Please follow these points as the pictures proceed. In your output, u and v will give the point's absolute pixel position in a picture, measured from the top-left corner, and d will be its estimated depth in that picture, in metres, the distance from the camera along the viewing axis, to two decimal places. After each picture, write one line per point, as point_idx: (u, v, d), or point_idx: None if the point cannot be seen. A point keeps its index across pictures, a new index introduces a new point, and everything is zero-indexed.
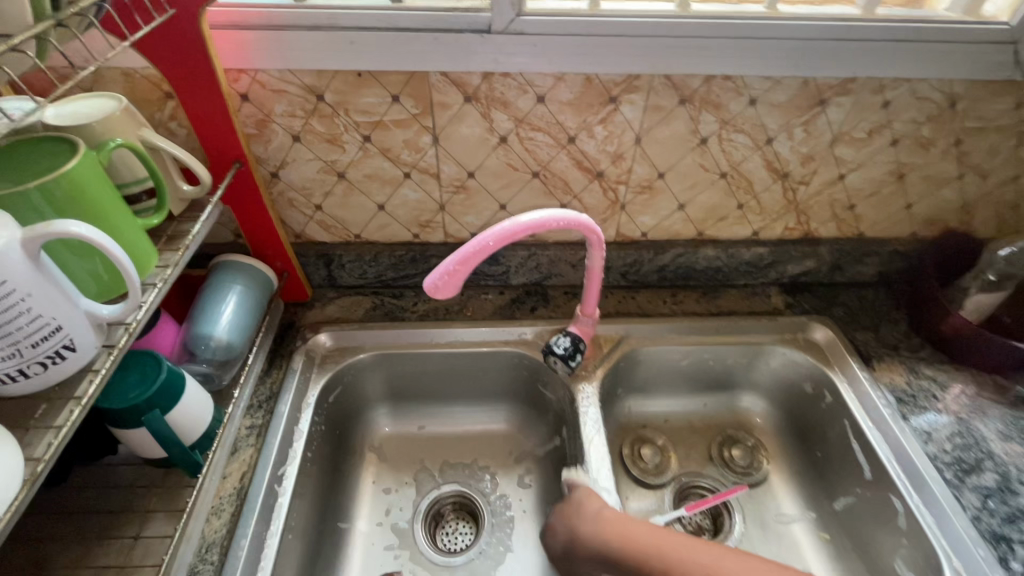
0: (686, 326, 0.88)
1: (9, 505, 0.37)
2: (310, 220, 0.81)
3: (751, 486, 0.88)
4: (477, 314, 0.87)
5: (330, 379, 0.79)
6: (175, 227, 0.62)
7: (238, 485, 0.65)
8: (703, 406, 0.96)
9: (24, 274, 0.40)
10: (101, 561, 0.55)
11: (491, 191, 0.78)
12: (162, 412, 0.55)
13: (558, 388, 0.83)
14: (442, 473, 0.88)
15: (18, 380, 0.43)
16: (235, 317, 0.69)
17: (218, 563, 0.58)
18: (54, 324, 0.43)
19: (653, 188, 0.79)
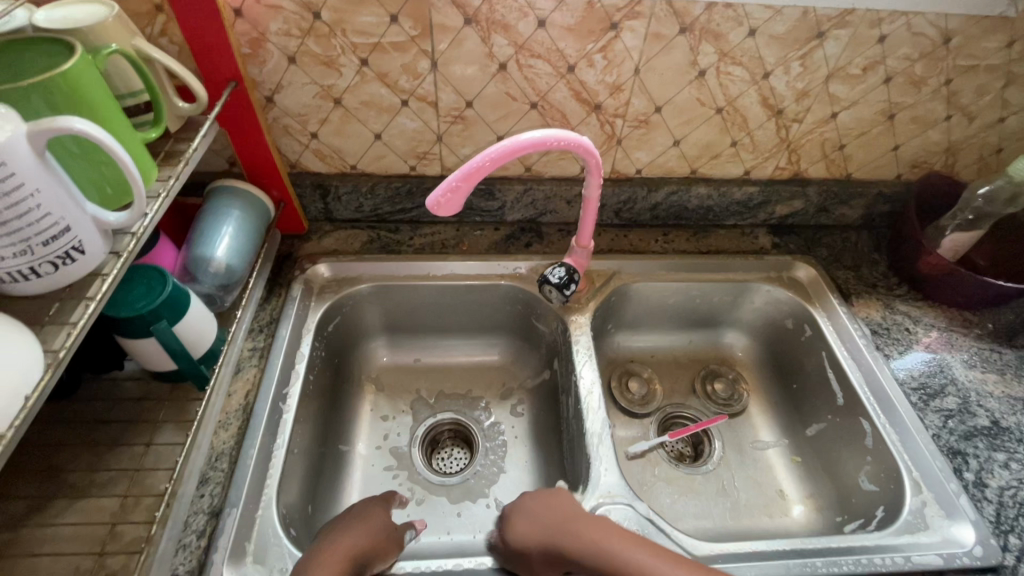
0: (675, 263, 0.91)
1: (35, 386, 0.39)
2: (306, 149, 0.80)
3: (731, 416, 0.93)
4: (473, 249, 0.88)
5: (329, 308, 0.81)
6: (171, 144, 0.61)
7: (244, 401, 0.67)
8: (688, 342, 1.00)
9: (31, 169, 0.40)
10: (116, 465, 0.58)
11: (489, 123, 0.78)
12: (168, 324, 0.55)
13: (550, 321, 0.86)
14: (437, 402, 0.91)
15: (31, 279, 0.44)
16: (235, 241, 0.70)
17: (228, 470, 0.61)
18: (62, 223, 0.43)
19: (650, 123, 0.80)
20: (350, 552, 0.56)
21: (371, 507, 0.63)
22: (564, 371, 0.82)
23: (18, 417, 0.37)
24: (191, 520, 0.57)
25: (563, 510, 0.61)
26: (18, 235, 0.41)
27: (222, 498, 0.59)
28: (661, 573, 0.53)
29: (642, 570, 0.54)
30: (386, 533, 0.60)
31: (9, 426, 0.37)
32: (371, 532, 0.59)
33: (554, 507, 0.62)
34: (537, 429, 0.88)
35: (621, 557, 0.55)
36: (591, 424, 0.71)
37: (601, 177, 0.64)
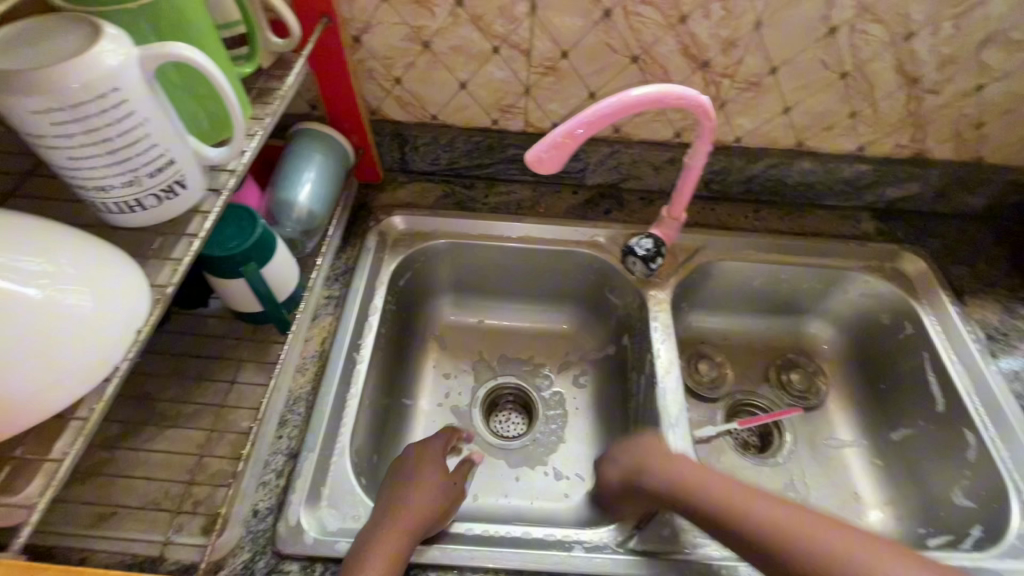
0: (765, 243, 0.84)
1: (146, 321, 0.42)
2: (388, 95, 0.77)
3: (807, 410, 0.88)
4: (549, 212, 0.84)
5: (402, 261, 0.80)
6: (263, 82, 0.60)
7: (320, 348, 0.67)
8: (766, 328, 0.94)
9: (143, 97, 0.39)
10: (201, 400, 0.59)
11: (583, 76, 0.73)
12: (257, 266, 0.55)
13: (625, 294, 0.82)
14: (500, 365, 0.90)
15: (136, 212, 0.43)
16: (317, 187, 0.68)
17: (305, 414, 0.62)
18: (168, 155, 0.42)
19: (761, 86, 0.72)
20: (407, 530, 0.53)
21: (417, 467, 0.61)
22: (637, 347, 0.79)
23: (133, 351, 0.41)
24: (271, 459, 0.58)
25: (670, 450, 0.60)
26: (128, 165, 0.40)
27: (299, 442, 0.60)
28: (757, 515, 0.52)
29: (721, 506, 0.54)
30: (439, 495, 0.58)
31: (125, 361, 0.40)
32: (423, 502, 0.56)
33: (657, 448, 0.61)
34: (600, 403, 0.85)
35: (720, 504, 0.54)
36: (667, 407, 0.68)
37: (711, 143, 0.58)
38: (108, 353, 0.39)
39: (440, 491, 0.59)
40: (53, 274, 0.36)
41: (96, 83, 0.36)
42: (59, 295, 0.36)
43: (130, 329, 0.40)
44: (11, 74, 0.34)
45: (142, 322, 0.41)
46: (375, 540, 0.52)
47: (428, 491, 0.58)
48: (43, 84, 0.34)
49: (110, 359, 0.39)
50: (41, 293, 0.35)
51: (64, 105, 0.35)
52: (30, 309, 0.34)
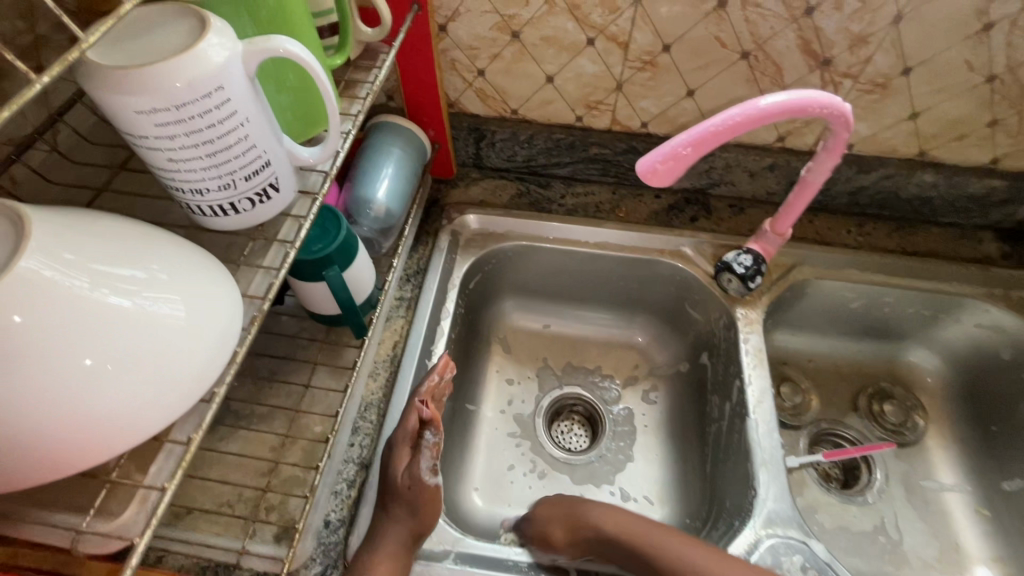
0: (871, 262, 0.76)
1: (237, 341, 0.39)
2: (468, 87, 0.73)
3: (901, 445, 0.80)
4: (630, 217, 0.79)
5: (475, 262, 0.76)
6: (349, 74, 0.57)
7: (392, 353, 0.65)
8: (858, 352, 0.86)
9: (244, 96, 0.36)
10: (273, 402, 0.58)
11: (683, 73, 0.66)
12: (339, 270, 0.53)
13: (709, 310, 0.76)
14: (564, 374, 0.85)
15: (229, 216, 0.41)
16: (395, 184, 0.66)
17: (377, 422, 0.60)
18: (264, 158, 0.39)
19: (888, 89, 0.64)
20: (395, 555, 0.50)
21: (393, 462, 0.53)
22: (719, 369, 0.73)
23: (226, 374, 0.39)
24: (342, 468, 0.56)
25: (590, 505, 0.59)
26: (225, 169, 0.37)
27: (371, 451, 0.58)
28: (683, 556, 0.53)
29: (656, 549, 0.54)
30: (422, 505, 0.52)
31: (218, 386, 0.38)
32: (408, 523, 0.51)
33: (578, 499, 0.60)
34: (671, 422, 0.80)
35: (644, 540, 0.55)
36: (759, 447, 0.62)
37: (837, 155, 0.52)
38: (201, 374, 0.37)
39: (414, 500, 0.52)
40: (144, 282, 0.34)
41: (201, 82, 0.33)
42: (151, 305, 0.34)
43: (223, 347, 0.38)
44: (118, 71, 0.32)
45: (232, 340, 0.39)
46: (367, 564, 0.49)
47: (410, 504, 0.52)
48: (148, 82, 0.32)
49: (203, 380, 0.37)
50: (132, 303, 0.33)
51: (169, 105, 0.33)
52: (121, 320, 0.33)
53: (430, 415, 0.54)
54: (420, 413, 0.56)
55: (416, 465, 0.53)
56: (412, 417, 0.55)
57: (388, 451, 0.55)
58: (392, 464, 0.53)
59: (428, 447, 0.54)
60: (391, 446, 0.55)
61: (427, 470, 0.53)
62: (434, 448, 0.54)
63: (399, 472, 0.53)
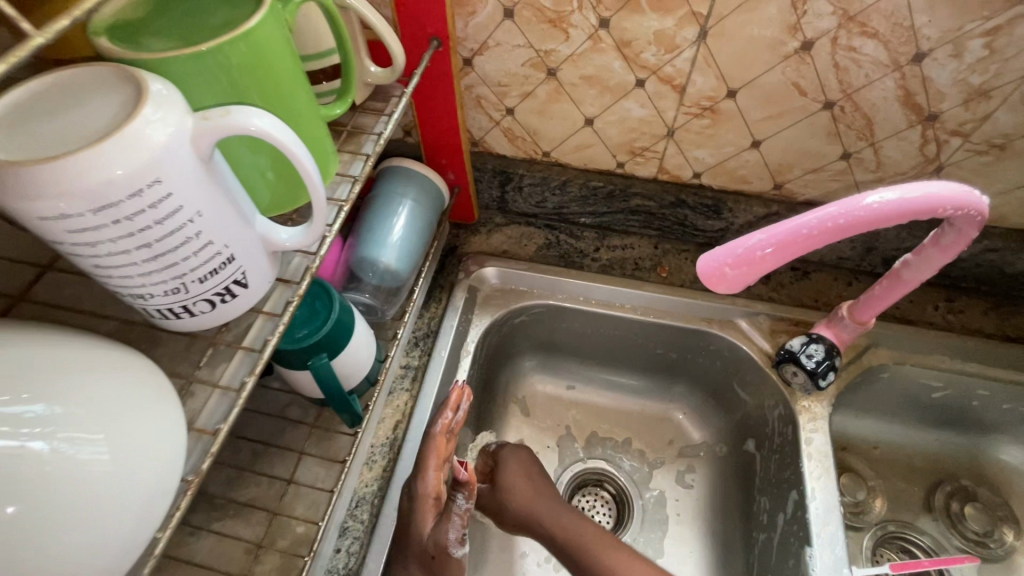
0: (964, 347, 0.64)
1: (168, 516, 0.30)
2: (495, 126, 0.64)
3: (985, 560, 0.68)
4: (674, 278, 0.69)
5: (492, 323, 0.67)
6: (354, 119, 0.49)
7: (392, 435, 0.57)
8: (936, 443, 0.73)
9: (195, 185, 0.28)
10: (251, 495, 0.50)
11: (749, 122, 0.56)
12: (329, 358, 0.45)
13: (762, 394, 0.65)
14: (588, 447, 0.75)
15: (184, 319, 0.33)
16: (406, 240, 0.57)
17: (369, 523, 0.52)
18: (226, 253, 0.31)
19: (1007, 150, 0.52)
20: None
21: (421, 516, 0.50)
22: (772, 465, 0.62)
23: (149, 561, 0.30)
24: None
25: (524, 478, 0.62)
26: (171, 272, 0.29)
27: (360, 562, 0.50)
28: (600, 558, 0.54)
29: (580, 535, 0.56)
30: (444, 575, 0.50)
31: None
32: None
33: (532, 478, 0.62)
34: (709, 514, 0.69)
35: (579, 543, 0.56)
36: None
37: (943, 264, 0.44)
38: (119, 554, 0.27)
39: (439, 569, 0.50)
40: (62, 419, 0.26)
41: (133, 173, 0.25)
42: (71, 451, 0.26)
43: (155, 512, 0.29)
44: (17, 163, 0.24)
45: (168, 503, 0.30)
46: None
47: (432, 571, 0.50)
48: (57, 177, 0.24)
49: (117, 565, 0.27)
50: (52, 449, 0.25)
51: (88, 207, 0.25)
52: (33, 472, 0.25)
53: (466, 478, 0.55)
54: (457, 472, 0.55)
55: (443, 531, 0.51)
56: (433, 463, 0.52)
57: (410, 508, 0.50)
58: (416, 526, 0.50)
59: (458, 512, 0.53)
60: (413, 498, 0.51)
61: (455, 541, 0.51)
62: (464, 514, 0.53)
63: (422, 536, 0.50)
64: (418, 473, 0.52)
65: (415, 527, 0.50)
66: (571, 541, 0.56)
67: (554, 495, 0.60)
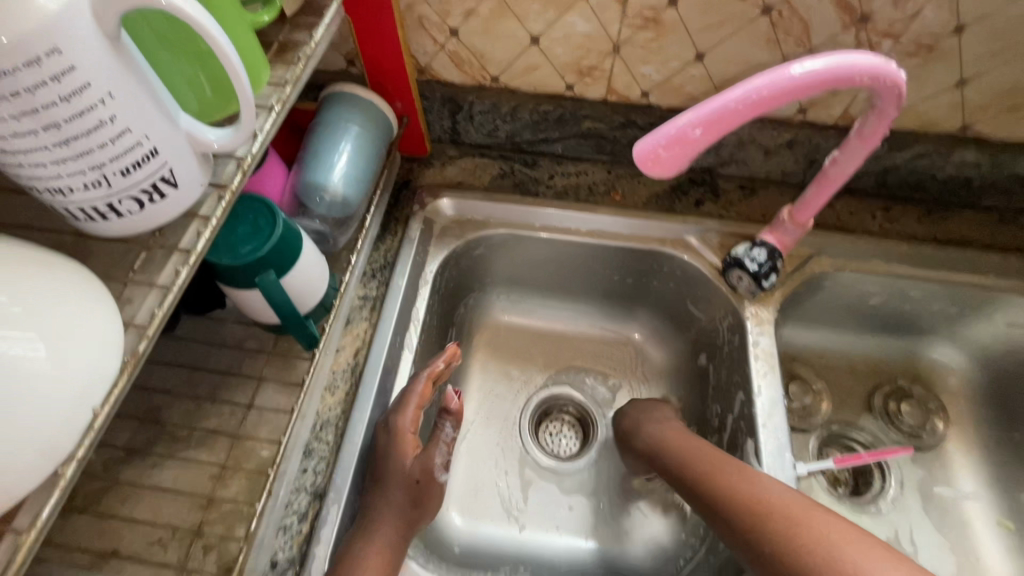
0: (899, 251, 0.67)
1: (105, 396, 0.29)
2: (441, 50, 0.62)
3: (918, 450, 0.73)
4: (627, 201, 0.70)
5: (451, 254, 0.68)
6: (287, 33, 0.46)
7: (353, 361, 0.57)
8: (876, 348, 0.78)
9: (100, 63, 0.27)
10: (214, 424, 0.50)
11: (691, 33, 0.56)
12: (276, 275, 0.45)
13: (714, 309, 0.68)
14: (553, 374, 0.77)
15: (110, 219, 0.32)
16: (355, 166, 0.56)
17: (334, 444, 0.52)
18: (148, 145, 0.30)
19: (935, 51, 0.54)
20: (389, 543, 0.49)
21: (400, 450, 0.52)
22: (723, 373, 0.66)
23: (82, 444, 0.29)
24: (293, 499, 0.50)
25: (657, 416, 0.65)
26: (86, 160, 0.28)
27: (327, 479, 0.51)
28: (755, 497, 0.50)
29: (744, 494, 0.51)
30: (426, 498, 0.53)
31: (69, 459, 0.28)
32: (404, 515, 0.51)
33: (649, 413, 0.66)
34: None
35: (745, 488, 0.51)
36: (774, 475, 0.55)
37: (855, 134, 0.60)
38: (52, 447, 0.27)
39: (424, 492, 0.53)
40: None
41: (24, 38, 0.24)
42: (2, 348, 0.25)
43: (93, 403, 0.29)
44: None
45: (104, 386, 0.29)
46: (362, 550, 0.47)
47: (414, 498, 0.52)
48: None
49: (60, 449, 0.27)
50: None
51: None
52: None
53: (453, 408, 0.59)
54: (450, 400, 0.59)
55: (429, 457, 0.55)
56: (415, 400, 0.55)
57: (388, 442, 0.53)
58: (400, 456, 0.52)
59: (444, 439, 0.58)
60: (390, 433, 0.53)
61: (440, 465, 0.55)
62: (449, 443, 0.58)
63: (405, 465, 0.52)
64: (398, 409, 0.54)
65: (394, 458, 0.52)
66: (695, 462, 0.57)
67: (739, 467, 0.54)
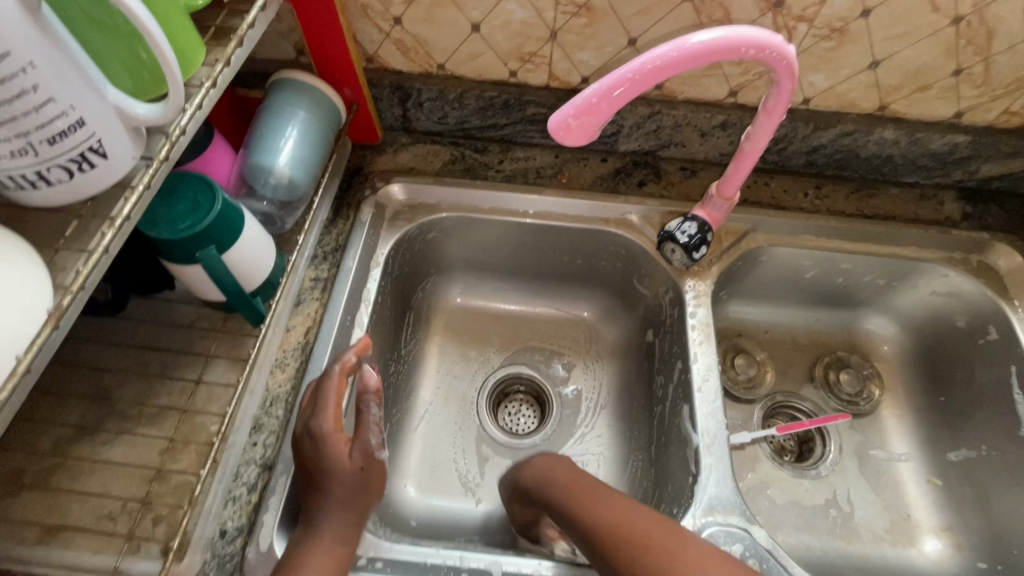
0: (828, 226, 0.71)
1: (29, 344, 0.30)
2: (386, 38, 0.64)
3: (855, 416, 0.77)
4: (573, 183, 0.73)
5: (402, 238, 0.69)
6: (224, 18, 0.48)
7: (303, 340, 0.59)
8: (815, 321, 0.82)
9: (22, 33, 0.28)
10: (163, 401, 0.52)
11: (621, 18, 0.59)
12: (218, 250, 0.46)
13: (657, 285, 0.71)
14: (508, 354, 0.79)
15: (40, 186, 0.33)
16: (300, 150, 0.58)
17: (284, 418, 0.54)
18: (73, 115, 0.32)
19: (846, 34, 0.58)
20: (341, 540, 0.47)
21: (333, 451, 0.49)
22: (666, 345, 0.69)
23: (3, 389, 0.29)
24: (242, 470, 0.51)
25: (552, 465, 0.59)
26: (11, 127, 0.30)
27: (275, 451, 0.52)
28: (630, 528, 0.49)
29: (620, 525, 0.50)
30: (371, 481, 0.51)
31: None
32: (354, 505, 0.49)
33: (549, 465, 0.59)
34: (618, 397, 0.75)
35: (621, 523, 0.50)
36: (707, 437, 0.58)
37: None
38: None
39: (371, 476, 0.51)
40: None
41: None
42: None
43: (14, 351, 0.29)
44: None
45: (27, 336, 0.30)
46: (308, 554, 0.45)
47: (358, 485, 0.50)
48: None
49: None
50: None
51: None
52: None
53: (373, 386, 0.54)
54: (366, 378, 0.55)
55: (366, 439, 0.52)
56: (331, 398, 0.50)
57: (316, 448, 0.49)
58: (331, 454, 0.49)
59: (373, 421, 0.53)
60: (316, 439, 0.49)
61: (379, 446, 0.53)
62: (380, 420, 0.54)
63: (343, 457, 0.50)
64: (317, 411, 0.50)
65: (329, 460, 0.49)
66: (567, 497, 0.55)
67: (621, 501, 0.53)
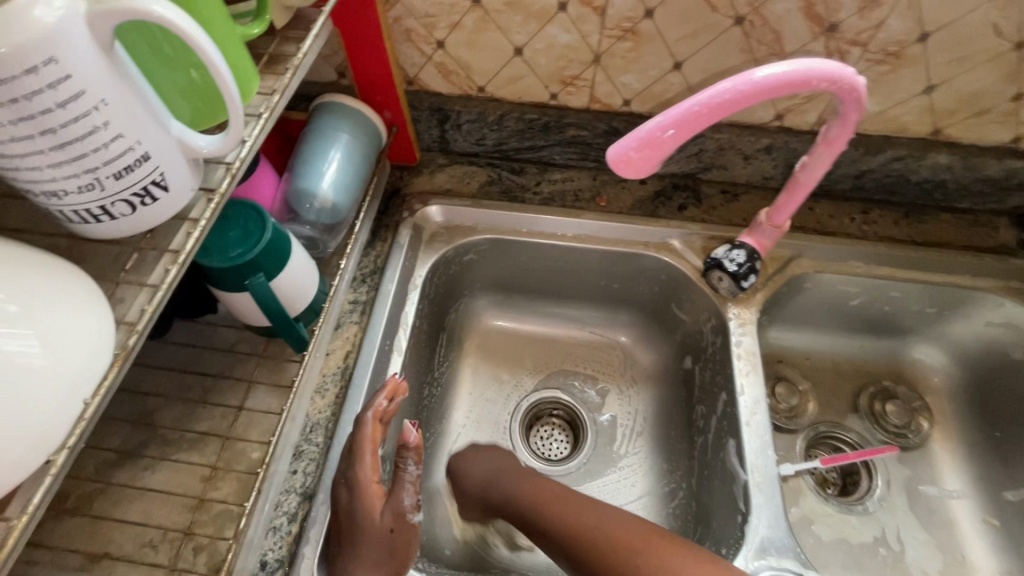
0: (876, 252, 0.69)
1: (97, 386, 0.31)
2: (428, 61, 0.64)
3: (903, 449, 0.74)
4: (612, 206, 0.72)
5: (439, 261, 0.69)
6: (276, 45, 0.48)
7: (343, 364, 0.58)
8: (860, 349, 0.79)
9: (96, 73, 0.28)
10: (204, 427, 0.51)
11: (667, 42, 0.58)
12: (267, 279, 0.46)
13: (698, 311, 0.69)
14: (541, 377, 0.78)
15: (104, 221, 0.33)
16: (343, 174, 0.58)
17: (323, 445, 0.53)
18: (140, 151, 0.32)
19: (901, 58, 0.56)
20: None
21: (367, 505, 0.48)
22: (707, 374, 0.67)
23: (72, 433, 0.29)
24: (283, 499, 0.51)
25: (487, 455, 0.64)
26: (80, 164, 0.30)
27: (315, 480, 0.52)
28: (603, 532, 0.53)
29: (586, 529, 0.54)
30: (400, 543, 0.48)
31: (60, 447, 0.29)
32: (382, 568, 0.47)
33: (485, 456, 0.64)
34: (655, 425, 0.73)
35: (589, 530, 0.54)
36: (756, 474, 0.56)
37: None
38: (42, 435, 0.28)
39: (401, 539, 0.49)
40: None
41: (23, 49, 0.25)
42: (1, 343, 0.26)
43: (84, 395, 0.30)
44: None
45: (94, 378, 0.30)
46: None
47: (388, 547, 0.48)
48: None
49: (52, 438, 0.28)
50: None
51: None
52: None
53: (412, 442, 0.53)
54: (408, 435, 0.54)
55: (398, 499, 0.50)
56: (369, 447, 0.50)
57: (351, 501, 0.48)
58: (366, 510, 0.48)
59: (408, 480, 0.52)
60: (351, 489, 0.48)
61: (410, 507, 0.50)
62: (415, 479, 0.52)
63: (375, 516, 0.48)
64: (353, 461, 0.49)
65: (361, 516, 0.47)
66: (535, 507, 0.58)
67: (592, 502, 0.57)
